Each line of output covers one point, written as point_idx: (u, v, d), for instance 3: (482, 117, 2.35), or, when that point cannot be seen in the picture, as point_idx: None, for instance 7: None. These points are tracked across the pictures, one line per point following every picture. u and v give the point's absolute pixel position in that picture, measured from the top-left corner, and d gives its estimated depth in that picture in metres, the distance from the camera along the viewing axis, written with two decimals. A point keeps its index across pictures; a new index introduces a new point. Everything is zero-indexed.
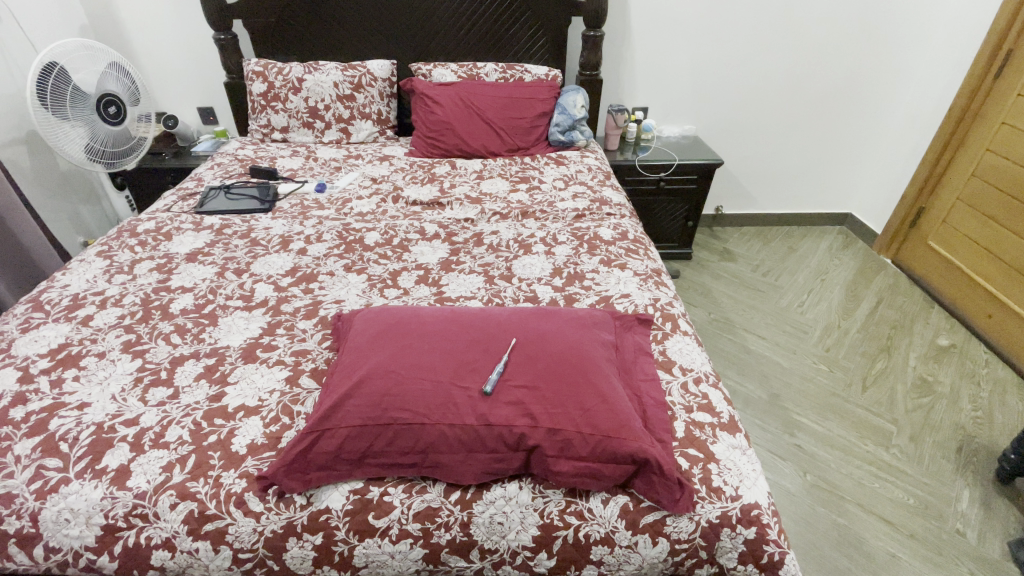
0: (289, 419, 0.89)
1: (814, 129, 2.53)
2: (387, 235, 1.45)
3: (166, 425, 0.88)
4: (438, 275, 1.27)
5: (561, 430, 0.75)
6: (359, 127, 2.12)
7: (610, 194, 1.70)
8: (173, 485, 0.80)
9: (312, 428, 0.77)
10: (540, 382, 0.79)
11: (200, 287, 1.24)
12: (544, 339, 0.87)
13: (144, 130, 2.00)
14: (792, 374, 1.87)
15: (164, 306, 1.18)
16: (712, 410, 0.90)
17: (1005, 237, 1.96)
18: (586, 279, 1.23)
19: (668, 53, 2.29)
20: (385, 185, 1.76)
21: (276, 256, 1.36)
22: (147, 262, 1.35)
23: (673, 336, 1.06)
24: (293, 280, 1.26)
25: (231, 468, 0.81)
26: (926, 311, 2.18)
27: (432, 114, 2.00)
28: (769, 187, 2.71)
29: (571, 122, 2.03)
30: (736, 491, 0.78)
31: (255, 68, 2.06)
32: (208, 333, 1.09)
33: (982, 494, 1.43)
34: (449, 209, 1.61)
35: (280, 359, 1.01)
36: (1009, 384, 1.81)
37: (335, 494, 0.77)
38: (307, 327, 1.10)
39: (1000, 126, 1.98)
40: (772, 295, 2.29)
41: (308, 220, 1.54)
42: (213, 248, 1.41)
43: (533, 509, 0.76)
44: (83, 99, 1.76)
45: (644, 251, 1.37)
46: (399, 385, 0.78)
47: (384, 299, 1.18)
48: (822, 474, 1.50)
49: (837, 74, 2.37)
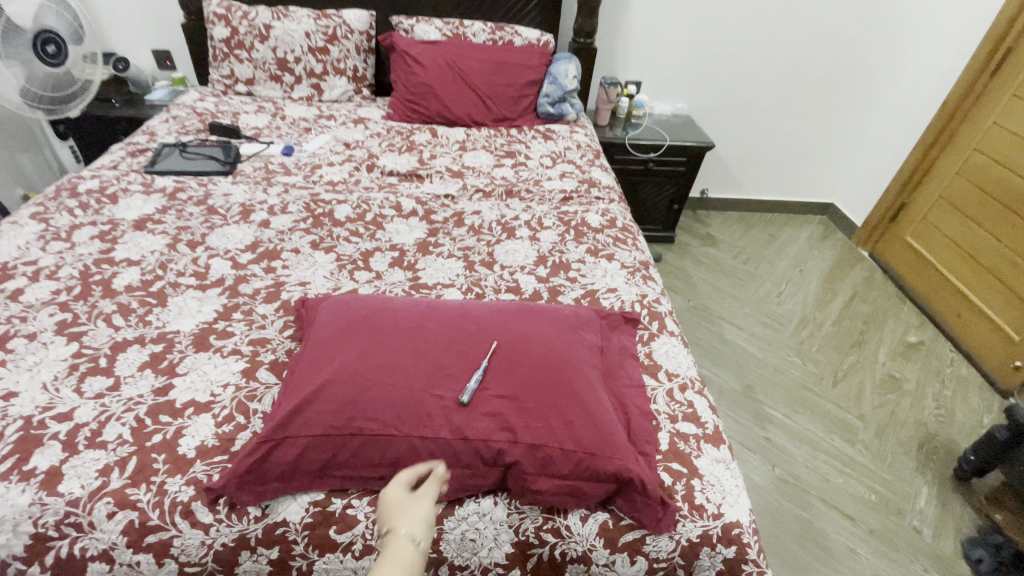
0: (244, 418, 0.81)
1: (806, 116, 2.48)
2: (360, 209, 1.34)
3: (104, 421, 0.80)
4: (414, 258, 1.18)
5: (542, 446, 0.70)
6: (332, 84, 1.95)
7: (598, 175, 1.62)
8: (111, 492, 0.72)
9: (268, 435, 0.70)
10: (521, 392, 0.74)
11: (148, 260, 1.12)
12: (527, 341, 0.81)
13: (91, 73, 1.77)
14: (766, 365, 1.87)
15: (105, 281, 1.06)
16: (697, 421, 0.87)
17: (983, 239, 1.98)
18: (571, 270, 1.17)
19: (666, 24, 2.17)
20: (359, 151, 1.63)
21: (235, 227, 1.24)
22: (88, 228, 1.21)
23: (660, 338, 1.02)
24: (254, 257, 1.15)
25: (178, 473, 0.74)
26: (897, 307, 2.21)
27: (413, 75, 1.84)
28: (756, 173, 2.67)
29: (562, 93, 1.91)
30: (718, 509, 0.76)
31: (216, 9, 1.85)
32: (156, 315, 0.98)
33: (938, 491, 1.48)
34: (428, 182, 1.50)
35: (236, 348, 0.92)
36: (971, 383, 1.86)
37: (293, 506, 0.71)
38: (268, 312, 1.00)
39: (991, 126, 1.97)
40: (752, 283, 2.28)
41: (272, 187, 1.42)
42: (164, 215, 1.28)
43: (508, 526, 0.72)
44: (17, 35, 1.56)
45: (632, 241, 1.31)
46: (366, 392, 0.72)
47: (354, 283, 1.09)
48: (790, 468, 1.52)
49: (834, 58, 2.30)
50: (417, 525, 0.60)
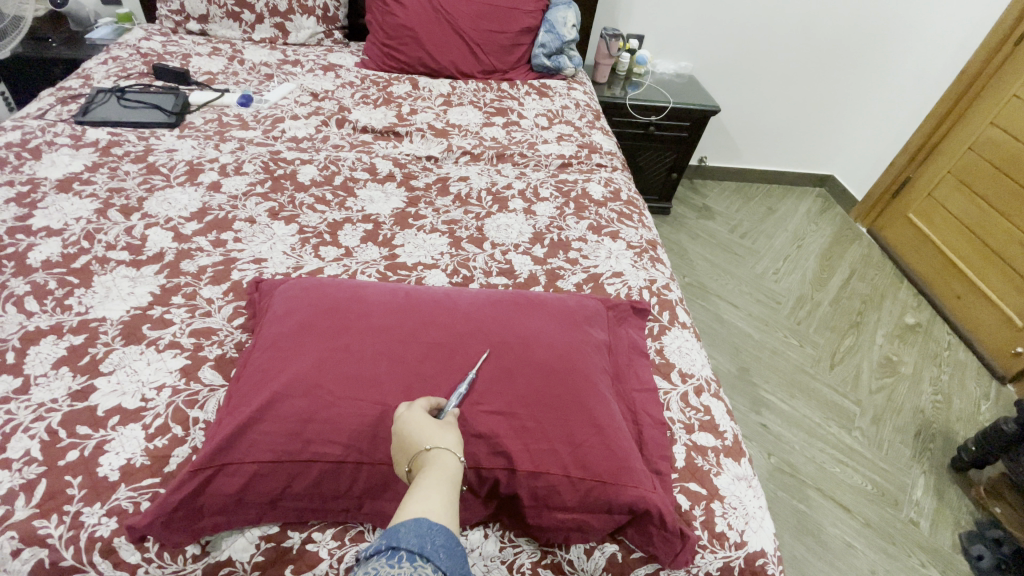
0: (183, 430, 0.67)
1: (816, 80, 2.32)
2: (328, 172, 1.16)
3: (9, 434, 0.65)
4: (391, 232, 1.03)
5: (544, 474, 0.59)
6: (299, 24, 1.71)
7: (599, 139, 1.45)
8: (14, 524, 0.58)
9: (204, 462, 0.56)
10: (520, 407, 0.62)
11: (72, 229, 0.94)
12: (525, 343, 0.68)
13: (22, 7, 1.51)
14: (764, 348, 1.79)
15: (18, 255, 0.88)
16: (715, 431, 0.76)
17: (991, 219, 1.90)
18: (571, 249, 1.03)
19: None
20: (328, 103, 1.42)
21: (180, 191, 1.06)
22: (1, 189, 1.02)
23: (671, 331, 0.90)
24: (200, 227, 0.98)
25: (97, 501, 0.60)
26: (896, 287, 2.14)
27: (391, 16, 1.62)
28: (759, 141, 2.52)
29: (559, 44, 1.71)
30: (741, 537, 0.66)
31: None
32: (78, 298, 0.82)
33: (936, 481, 1.44)
34: (408, 142, 1.32)
35: (174, 341, 0.77)
36: (968, 368, 1.82)
37: (241, 542, 0.59)
38: (215, 296, 0.85)
39: (1010, 99, 1.84)
40: (750, 260, 2.18)
41: (226, 143, 1.22)
42: (95, 174, 1.08)
43: (500, 562, 0.61)
44: None
45: (638, 216, 1.17)
46: (328, 408, 0.58)
47: (320, 261, 0.94)
48: (787, 457, 1.46)
49: (851, 16, 2.13)
50: (455, 444, 0.53)
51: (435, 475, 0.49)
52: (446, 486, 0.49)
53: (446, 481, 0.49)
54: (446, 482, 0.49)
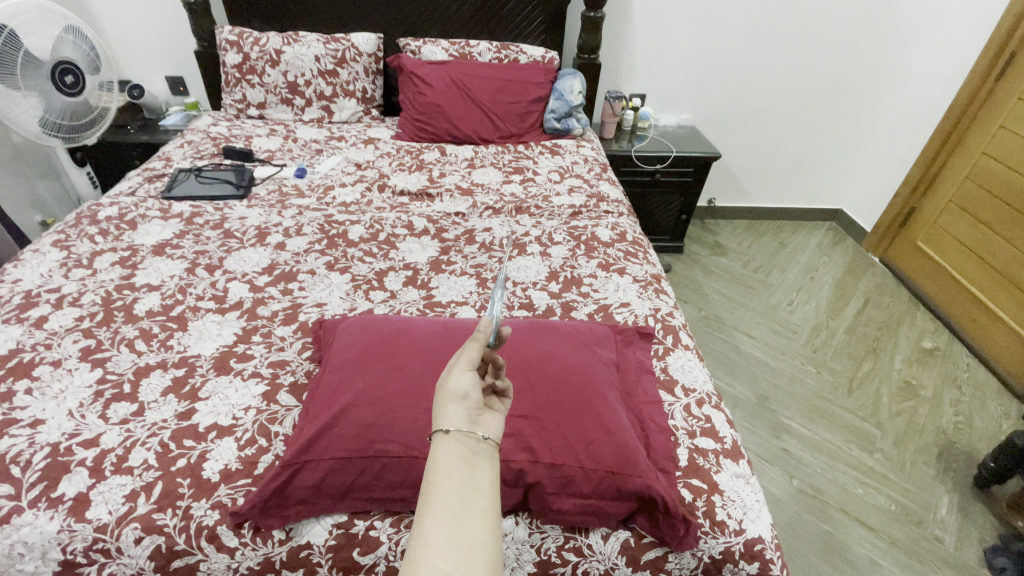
0: (266, 441, 0.82)
1: (812, 123, 2.48)
2: (373, 229, 1.36)
3: (130, 447, 0.81)
4: (427, 276, 1.20)
5: (563, 465, 0.72)
6: (342, 106, 1.99)
7: (606, 189, 1.63)
8: (138, 517, 0.73)
9: (290, 460, 0.72)
10: (540, 412, 0.75)
11: (168, 285, 1.15)
12: (544, 360, 0.82)
13: (106, 100, 1.84)
14: (781, 375, 1.85)
15: (127, 307, 1.08)
16: (715, 435, 0.86)
17: (996, 243, 1.95)
18: (583, 285, 1.18)
19: (669, 37, 2.18)
20: (370, 172, 1.66)
21: (252, 250, 1.26)
22: (108, 255, 1.24)
23: (675, 352, 1.02)
24: (271, 279, 1.17)
25: (202, 497, 0.75)
26: (911, 312, 2.19)
27: (421, 95, 1.88)
28: (763, 181, 2.67)
29: (567, 109, 1.94)
30: (739, 525, 0.75)
31: (228, 36, 1.90)
32: (177, 339, 1.00)
33: (960, 500, 1.46)
34: (439, 201, 1.52)
35: (256, 371, 0.94)
36: (989, 389, 1.84)
37: (317, 529, 0.72)
38: (286, 334, 1.02)
39: (998, 129, 1.94)
40: (762, 292, 2.27)
41: (287, 209, 1.44)
42: (182, 240, 1.30)
43: (530, 545, 0.73)
44: (36, 67, 1.60)
45: (643, 254, 1.32)
46: (386, 415, 0.74)
47: (370, 303, 1.11)
48: (809, 479, 1.50)
49: (838, 65, 2.30)
50: (452, 421, 0.49)
51: (431, 477, 0.47)
52: (444, 484, 0.46)
53: (441, 478, 0.47)
54: (445, 479, 0.46)
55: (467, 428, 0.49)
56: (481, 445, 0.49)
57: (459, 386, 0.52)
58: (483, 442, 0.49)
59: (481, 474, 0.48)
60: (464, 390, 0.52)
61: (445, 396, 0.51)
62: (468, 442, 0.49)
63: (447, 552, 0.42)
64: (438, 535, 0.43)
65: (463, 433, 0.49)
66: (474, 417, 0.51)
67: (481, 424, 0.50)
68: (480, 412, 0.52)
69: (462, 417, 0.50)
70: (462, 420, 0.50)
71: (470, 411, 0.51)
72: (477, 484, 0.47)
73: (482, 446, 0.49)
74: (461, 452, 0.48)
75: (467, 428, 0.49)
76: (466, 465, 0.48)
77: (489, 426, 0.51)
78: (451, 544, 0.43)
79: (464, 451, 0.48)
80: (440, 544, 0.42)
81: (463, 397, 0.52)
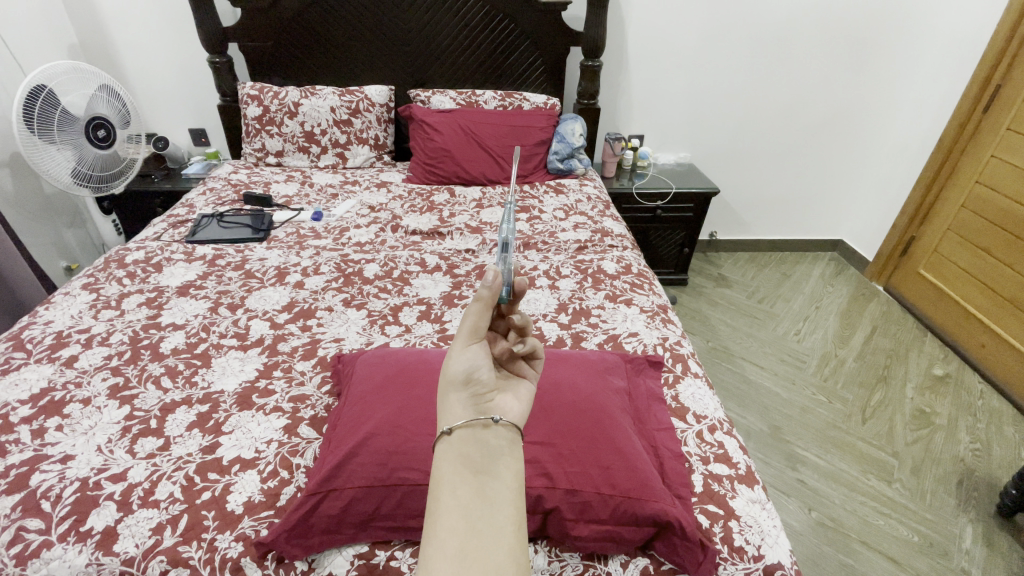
0: (288, 473, 0.84)
1: (807, 158, 2.56)
2: (387, 267, 1.42)
3: (156, 480, 0.83)
4: (441, 311, 1.24)
5: (580, 491, 0.73)
6: (356, 152, 2.10)
7: (610, 225, 1.69)
8: (163, 550, 0.74)
9: (315, 489, 0.75)
10: (556, 439, 0.78)
11: (192, 324, 1.19)
12: (558, 388, 0.85)
13: (133, 152, 1.95)
14: (792, 405, 1.84)
15: (153, 345, 1.12)
16: (729, 461, 0.87)
17: (998, 269, 1.97)
18: (592, 315, 1.22)
19: (664, 82, 2.30)
20: (383, 214, 1.73)
21: (272, 290, 1.32)
22: (135, 296, 1.30)
23: (685, 380, 1.04)
24: (290, 316, 1.22)
25: (227, 529, 0.76)
26: (919, 339, 2.19)
27: (431, 141, 1.98)
28: (763, 214, 2.73)
29: (570, 150, 2.04)
30: (758, 551, 0.75)
31: (250, 91, 2.03)
32: (202, 376, 1.04)
33: (984, 530, 1.44)
34: (449, 239, 1.58)
35: (277, 405, 0.97)
36: (1004, 415, 1.82)
37: (339, 560, 0.74)
38: (306, 369, 1.06)
39: (989, 159, 2.00)
40: (769, 322, 2.28)
41: (305, 250, 1.51)
42: (205, 281, 1.36)
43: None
44: (71, 122, 1.72)
45: (648, 286, 1.36)
46: (407, 443, 0.77)
47: (385, 337, 1.15)
48: (827, 510, 1.48)
49: (828, 104, 2.40)
50: (455, 414, 0.51)
51: (439, 488, 0.47)
52: (453, 494, 0.46)
53: (449, 488, 0.46)
54: (454, 489, 0.46)
55: (473, 416, 0.51)
56: (490, 434, 0.51)
57: (461, 369, 0.54)
58: (493, 428, 0.51)
59: (492, 472, 0.48)
60: (467, 373, 0.54)
61: (448, 383, 0.53)
62: (476, 433, 0.50)
63: (467, 560, 0.41)
64: (454, 545, 0.42)
65: (469, 425, 0.50)
66: (479, 402, 0.53)
67: (488, 408, 0.52)
68: (486, 393, 0.54)
69: (465, 406, 0.52)
70: (466, 409, 0.51)
71: (473, 394, 0.53)
72: (490, 486, 0.47)
73: (491, 435, 0.51)
74: (468, 452, 0.49)
75: (473, 418, 0.51)
76: (476, 465, 0.48)
77: (496, 408, 0.53)
78: (472, 552, 0.42)
79: (473, 449, 0.49)
80: (456, 554, 0.42)
81: (466, 382, 0.54)
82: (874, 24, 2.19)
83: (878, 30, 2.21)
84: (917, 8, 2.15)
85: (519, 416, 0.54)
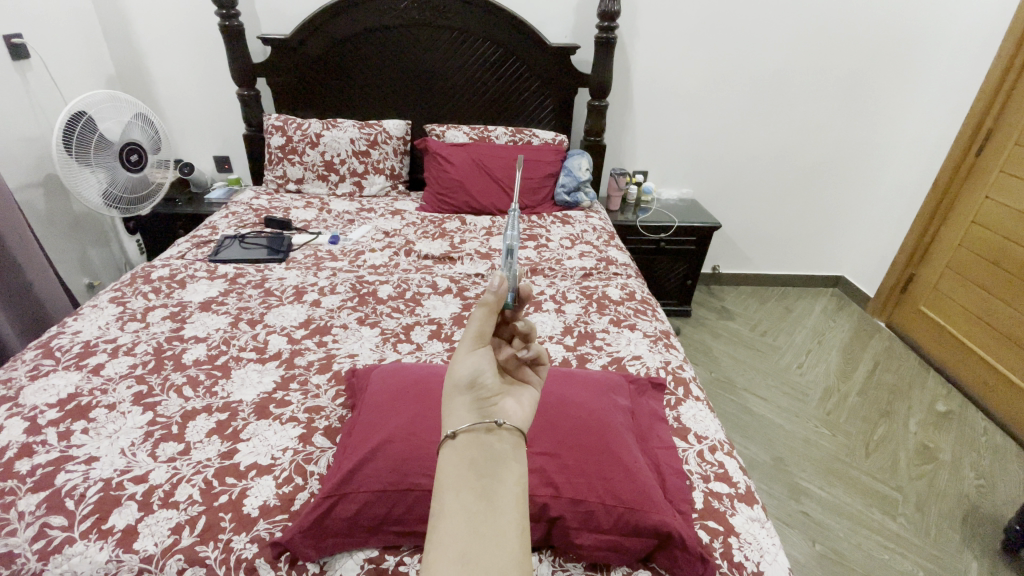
0: (302, 479, 0.87)
1: (807, 195, 2.63)
2: (400, 288, 1.48)
3: (176, 483, 0.86)
4: (450, 330, 1.29)
5: (584, 500, 0.77)
6: (372, 181, 2.19)
7: (614, 254, 1.76)
8: (182, 548, 0.77)
9: (329, 492, 0.79)
10: (561, 450, 0.81)
11: (213, 338, 1.24)
12: (564, 404, 0.89)
13: (161, 177, 2.04)
14: (794, 437, 1.85)
15: (176, 356, 1.17)
16: (729, 480, 0.90)
17: (997, 306, 2.00)
18: (596, 338, 1.26)
19: (668, 121, 2.41)
20: (397, 239, 1.81)
21: (290, 307, 1.38)
22: (160, 310, 1.35)
23: (686, 402, 1.07)
24: (306, 332, 1.27)
25: (243, 531, 0.79)
26: (922, 375, 2.20)
27: (444, 172, 2.08)
28: (765, 249, 2.79)
29: (576, 183, 2.13)
30: (757, 567, 0.77)
31: (275, 122, 2.15)
32: (221, 386, 1.08)
33: (990, 567, 1.43)
34: (460, 264, 1.65)
35: (293, 416, 1.01)
36: (1010, 453, 1.81)
37: (350, 563, 0.77)
38: (321, 382, 1.10)
39: (984, 199, 2.07)
40: (771, 354, 2.30)
41: (321, 271, 1.58)
42: (227, 297, 1.42)
43: None
44: (107, 147, 1.82)
45: (652, 311, 1.41)
46: (418, 451, 0.81)
47: (397, 354, 1.20)
48: (832, 544, 1.47)
49: (826, 146, 2.49)
50: (460, 419, 0.53)
51: (442, 491, 0.49)
52: (456, 499, 0.48)
53: (452, 491, 0.49)
54: (457, 493, 0.49)
55: (476, 421, 0.53)
56: (493, 438, 0.53)
57: (465, 373, 0.56)
58: (498, 431, 0.53)
59: (497, 474, 0.51)
60: (471, 377, 0.56)
61: (453, 387, 0.56)
62: (479, 437, 0.52)
63: (469, 565, 0.43)
64: (456, 548, 0.45)
65: (472, 429, 0.52)
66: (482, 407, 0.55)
67: (491, 412, 0.55)
68: (489, 397, 0.56)
69: (469, 410, 0.54)
70: (470, 413, 0.54)
71: (478, 399, 0.55)
72: (493, 490, 0.49)
73: (495, 438, 0.53)
74: (472, 454, 0.51)
75: (476, 422, 0.53)
76: (480, 469, 0.51)
77: (499, 412, 0.55)
78: (473, 556, 0.44)
79: (476, 453, 0.51)
80: (458, 557, 0.44)
81: (471, 385, 0.56)
82: (868, 71, 2.31)
83: (872, 77, 2.32)
84: (909, 57, 2.28)
85: (522, 419, 0.56)
